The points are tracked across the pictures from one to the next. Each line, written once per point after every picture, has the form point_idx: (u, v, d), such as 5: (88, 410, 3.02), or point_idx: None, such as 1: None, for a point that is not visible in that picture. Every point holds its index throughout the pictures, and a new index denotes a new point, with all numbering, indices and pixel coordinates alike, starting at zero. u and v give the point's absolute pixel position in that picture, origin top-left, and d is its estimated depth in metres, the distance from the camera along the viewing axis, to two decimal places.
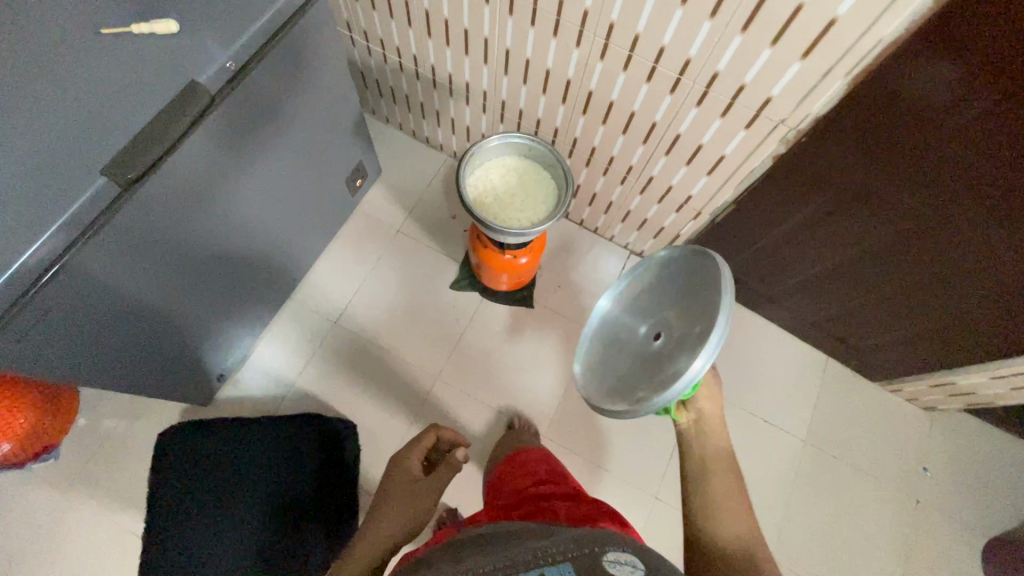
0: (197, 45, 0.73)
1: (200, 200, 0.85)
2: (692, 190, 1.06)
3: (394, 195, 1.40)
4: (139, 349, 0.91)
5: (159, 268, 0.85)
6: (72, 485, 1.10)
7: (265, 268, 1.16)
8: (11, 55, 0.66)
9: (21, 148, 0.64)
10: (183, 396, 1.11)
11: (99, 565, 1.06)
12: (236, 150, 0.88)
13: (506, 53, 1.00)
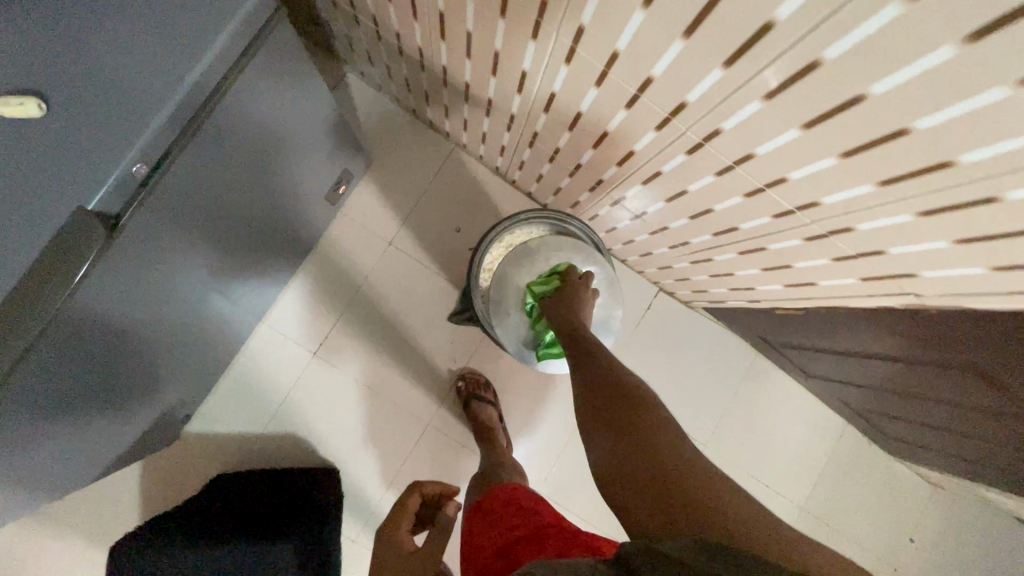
0: (81, 141, 0.47)
1: (126, 307, 0.64)
2: (757, 285, 0.86)
3: (387, 197, 1.15)
4: (72, 447, 0.76)
5: (74, 392, 0.66)
6: (30, 537, 1.00)
7: (227, 307, 0.96)
8: None
9: None
10: (144, 448, 0.99)
11: None
12: (169, 236, 0.64)
13: (550, 95, 0.70)
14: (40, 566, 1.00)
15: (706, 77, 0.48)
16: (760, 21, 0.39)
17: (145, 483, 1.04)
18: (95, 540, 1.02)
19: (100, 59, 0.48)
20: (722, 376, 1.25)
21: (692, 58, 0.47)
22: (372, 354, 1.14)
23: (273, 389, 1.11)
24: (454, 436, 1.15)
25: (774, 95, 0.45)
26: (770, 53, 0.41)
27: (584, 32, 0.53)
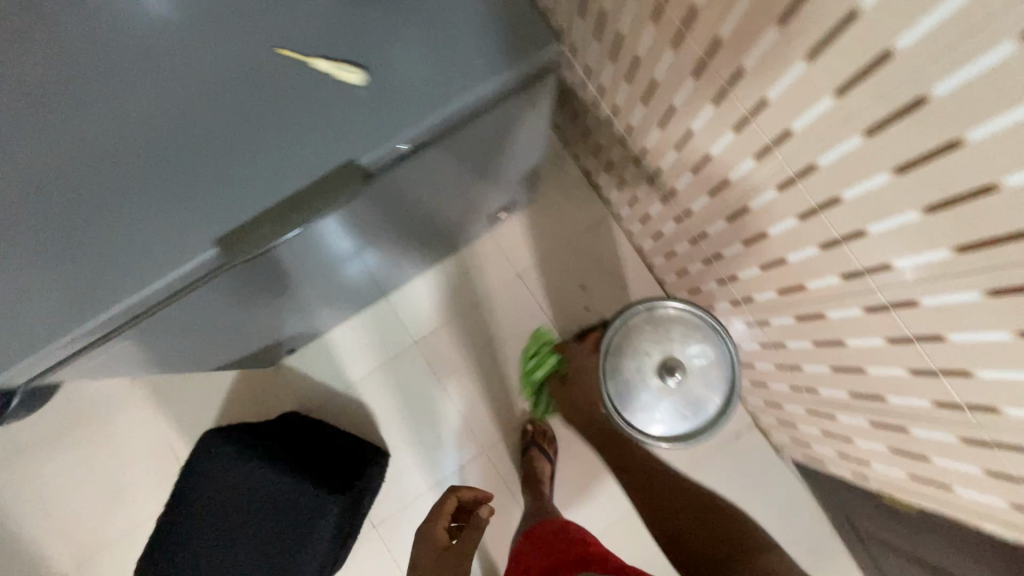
0: (379, 117, 0.60)
1: (329, 244, 0.73)
2: (876, 463, 0.81)
3: (535, 235, 1.23)
4: (220, 337, 0.88)
5: (252, 296, 0.78)
6: (139, 390, 1.15)
7: (373, 274, 1.07)
8: (193, 76, 0.60)
9: (178, 193, 0.58)
10: (258, 360, 1.10)
11: (135, 456, 1.15)
12: (391, 203, 0.73)
13: (741, 208, 0.75)
14: (134, 419, 1.15)
15: (929, 251, 0.50)
16: (1017, 225, 0.41)
17: (236, 390, 1.16)
18: (182, 418, 1.15)
19: (421, 61, 0.61)
20: (789, 541, 1.15)
21: (921, 230, 0.50)
22: (464, 365, 1.19)
23: (369, 359, 1.19)
24: (501, 475, 1.15)
25: (998, 294, 0.46)
26: (1009, 256, 0.43)
27: (815, 171, 0.58)
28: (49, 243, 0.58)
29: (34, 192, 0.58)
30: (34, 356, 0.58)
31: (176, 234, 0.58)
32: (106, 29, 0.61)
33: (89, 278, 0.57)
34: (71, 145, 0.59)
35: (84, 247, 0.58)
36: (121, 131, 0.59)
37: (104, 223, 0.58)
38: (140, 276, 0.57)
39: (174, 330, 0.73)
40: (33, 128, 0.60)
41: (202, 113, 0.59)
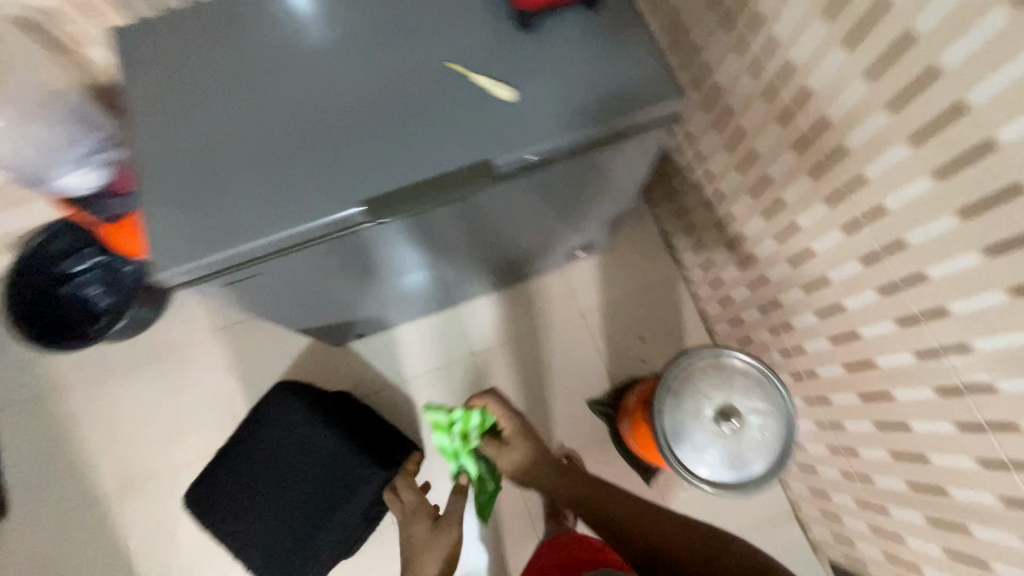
0: (517, 129, 0.70)
1: (436, 234, 0.83)
2: (927, 566, 0.78)
3: (603, 281, 1.29)
4: (315, 303, 0.98)
5: (360, 268, 0.87)
6: (218, 343, 1.26)
7: (454, 283, 1.16)
8: (373, 72, 0.73)
9: (340, 157, 0.70)
10: (333, 338, 1.19)
11: (198, 402, 1.24)
12: (497, 210, 0.83)
13: (820, 279, 0.79)
14: (207, 368, 1.25)
15: (1013, 335, 0.53)
16: None
17: (300, 362, 1.24)
18: (248, 377, 1.24)
19: (561, 91, 0.71)
20: None
21: (1007, 312, 0.53)
22: (512, 388, 1.24)
23: (427, 361, 1.26)
24: (526, 503, 1.16)
25: None
26: None
27: (904, 248, 0.62)
28: (228, 177, 0.70)
29: (227, 135, 0.71)
30: (185, 264, 0.67)
31: (330, 189, 0.68)
32: (308, 25, 0.76)
33: (254, 209, 0.68)
34: (263, 106, 0.72)
35: (254, 186, 0.69)
36: (304, 102, 0.72)
37: (276, 168, 0.69)
38: (294, 216, 0.68)
39: (291, 281, 0.82)
40: (234, 87, 0.73)
41: (373, 100, 0.72)
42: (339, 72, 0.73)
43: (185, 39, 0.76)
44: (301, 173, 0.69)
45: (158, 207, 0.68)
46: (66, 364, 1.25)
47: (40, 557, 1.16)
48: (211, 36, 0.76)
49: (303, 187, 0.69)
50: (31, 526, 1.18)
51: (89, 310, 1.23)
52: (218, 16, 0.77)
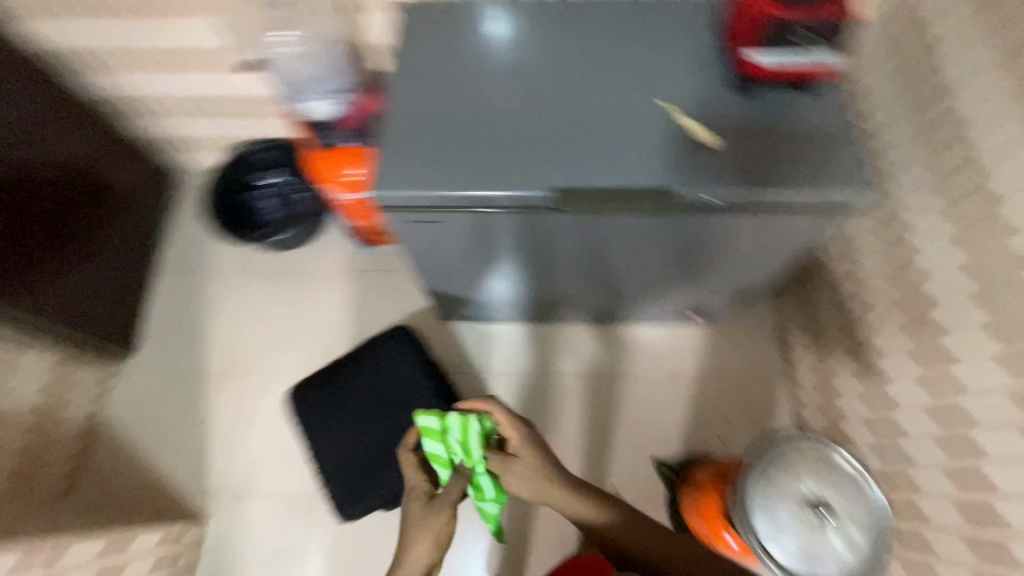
0: (709, 172, 0.78)
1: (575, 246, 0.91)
2: None
3: (705, 351, 1.29)
4: (455, 275, 1.08)
5: (512, 255, 0.97)
6: (342, 283, 1.40)
7: (569, 304, 1.22)
8: (594, 92, 0.85)
9: (548, 150, 0.81)
10: (446, 314, 1.29)
11: (307, 327, 1.37)
12: (637, 242, 0.90)
13: (958, 412, 0.77)
14: (325, 301, 1.39)
15: None
16: None
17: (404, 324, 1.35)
18: (358, 321, 1.37)
19: (758, 154, 0.78)
20: None
21: None
22: (584, 418, 1.26)
23: (514, 365, 1.31)
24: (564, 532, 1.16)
25: None
26: None
27: None
28: (451, 140, 0.83)
29: (456, 109, 0.85)
30: (398, 192, 0.79)
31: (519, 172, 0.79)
32: (542, 43, 0.90)
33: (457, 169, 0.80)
34: (488, 94, 0.86)
35: (470, 152, 0.82)
36: (522, 100, 0.86)
37: (493, 144, 0.82)
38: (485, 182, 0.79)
39: (456, 243, 0.93)
40: (476, 75, 0.88)
41: (587, 114, 0.83)
42: (564, 85, 0.86)
43: (444, 28, 0.92)
44: (513, 152, 0.81)
45: (393, 146, 0.83)
46: (219, 256, 1.44)
47: (140, 405, 1.31)
48: (461, 31, 0.92)
49: (511, 164, 0.80)
50: (141, 381, 1.33)
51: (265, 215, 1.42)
52: (476, 19, 0.93)
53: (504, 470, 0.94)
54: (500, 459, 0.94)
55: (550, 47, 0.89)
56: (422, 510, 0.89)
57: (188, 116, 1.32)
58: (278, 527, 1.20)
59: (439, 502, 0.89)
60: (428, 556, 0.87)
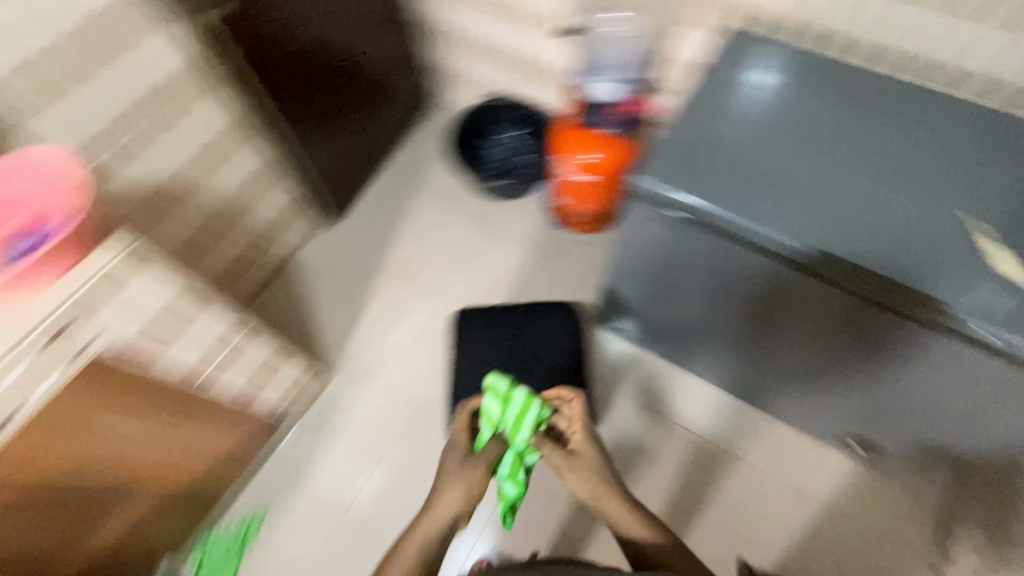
0: (998, 307, 0.74)
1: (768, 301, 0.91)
2: None
3: (847, 486, 1.18)
4: (645, 290, 1.10)
5: (718, 293, 0.97)
6: (521, 247, 1.49)
7: (727, 368, 1.18)
8: (889, 178, 0.84)
9: (824, 211, 0.81)
10: (603, 321, 1.31)
11: (476, 269, 1.47)
12: (835, 325, 0.88)
13: None
14: (500, 255, 1.48)
15: None
16: None
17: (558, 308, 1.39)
18: (520, 285, 1.44)
19: None
20: None
21: None
22: (689, 480, 1.20)
23: (643, 394, 1.29)
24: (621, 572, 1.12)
25: None
26: None
27: None
28: (730, 165, 0.86)
29: (732, 132, 0.89)
30: (670, 188, 0.84)
31: (767, 210, 0.82)
32: (832, 109, 0.91)
33: (711, 183, 0.84)
34: (765, 130, 0.89)
35: (746, 184, 0.84)
36: (802, 151, 0.87)
37: (772, 184, 0.84)
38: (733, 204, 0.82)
39: (676, 260, 0.96)
40: (768, 118, 0.90)
41: (873, 195, 0.82)
42: (853, 158, 0.86)
43: (744, 57, 0.96)
44: (790, 199, 0.83)
45: (675, 149, 0.88)
46: (432, 178, 1.61)
47: (322, 267, 1.51)
48: (755, 64, 0.95)
49: (783, 208, 0.82)
50: (331, 249, 1.53)
51: (486, 159, 1.52)
52: (781, 67, 0.95)
53: (564, 463, 0.93)
54: (561, 454, 0.94)
55: (848, 115, 0.90)
56: (459, 458, 0.94)
57: (480, 55, 1.49)
58: (384, 416, 1.32)
59: (477, 453, 0.94)
60: (455, 503, 0.89)
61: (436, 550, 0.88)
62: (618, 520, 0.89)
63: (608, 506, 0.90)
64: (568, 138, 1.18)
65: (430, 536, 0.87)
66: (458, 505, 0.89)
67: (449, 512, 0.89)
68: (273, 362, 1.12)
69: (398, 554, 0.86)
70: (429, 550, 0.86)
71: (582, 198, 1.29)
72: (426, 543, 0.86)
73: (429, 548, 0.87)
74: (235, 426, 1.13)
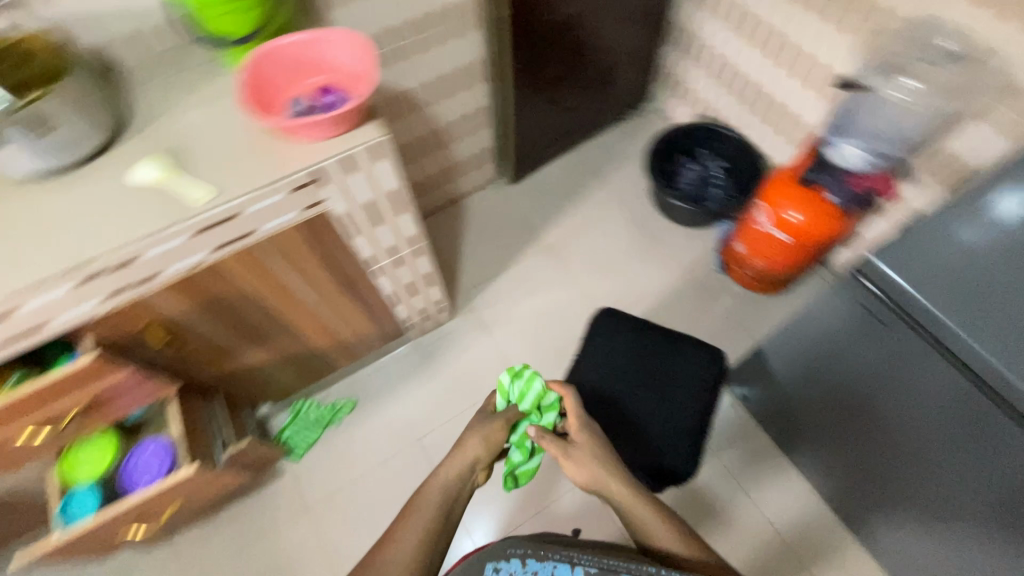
0: None
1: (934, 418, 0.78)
2: None
3: None
4: (815, 357, 0.99)
5: (904, 398, 0.82)
6: (673, 279, 1.49)
7: (871, 476, 1.02)
8: None
9: None
10: (746, 372, 1.24)
11: (622, 279, 1.49)
12: (995, 479, 0.74)
13: None
14: (650, 277, 1.49)
15: None
16: None
17: None
18: (658, 312, 1.44)
19: None
20: None
21: None
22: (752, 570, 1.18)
23: (739, 468, 1.26)
24: None
25: None
26: None
27: None
28: (989, 261, 0.68)
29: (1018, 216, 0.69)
30: (886, 266, 0.71)
31: (1001, 326, 0.65)
32: None
33: (947, 270, 0.69)
34: None
35: (1001, 294, 0.66)
36: None
37: None
38: (959, 303, 0.67)
39: (868, 340, 0.83)
40: None
41: None
42: None
43: None
44: None
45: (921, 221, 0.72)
46: (614, 180, 1.64)
47: (485, 217, 1.60)
48: None
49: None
50: (500, 205, 1.62)
51: (676, 179, 1.51)
52: None
53: (562, 450, 0.86)
54: (558, 445, 0.87)
55: None
56: (478, 418, 0.94)
57: (711, 79, 1.49)
58: (489, 369, 1.38)
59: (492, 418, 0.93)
60: (473, 450, 0.87)
61: (458, 497, 0.82)
62: (625, 507, 0.79)
63: (612, 493, 0.80)
64: (789, 188, 1.14)
65: (450, 484, 0.83)
66: (478, 451, 0.87)
67: (467, 462, 0.86)
68: (428, 280, 1.21)
69: (421, 496, 0.81)
70: (449, 497, 0.81)
71: (769, 249, 1.25)
72: (444, 487, 0.82)
73: (449, 492, 0.81)
74: (375, 321, 1.22)
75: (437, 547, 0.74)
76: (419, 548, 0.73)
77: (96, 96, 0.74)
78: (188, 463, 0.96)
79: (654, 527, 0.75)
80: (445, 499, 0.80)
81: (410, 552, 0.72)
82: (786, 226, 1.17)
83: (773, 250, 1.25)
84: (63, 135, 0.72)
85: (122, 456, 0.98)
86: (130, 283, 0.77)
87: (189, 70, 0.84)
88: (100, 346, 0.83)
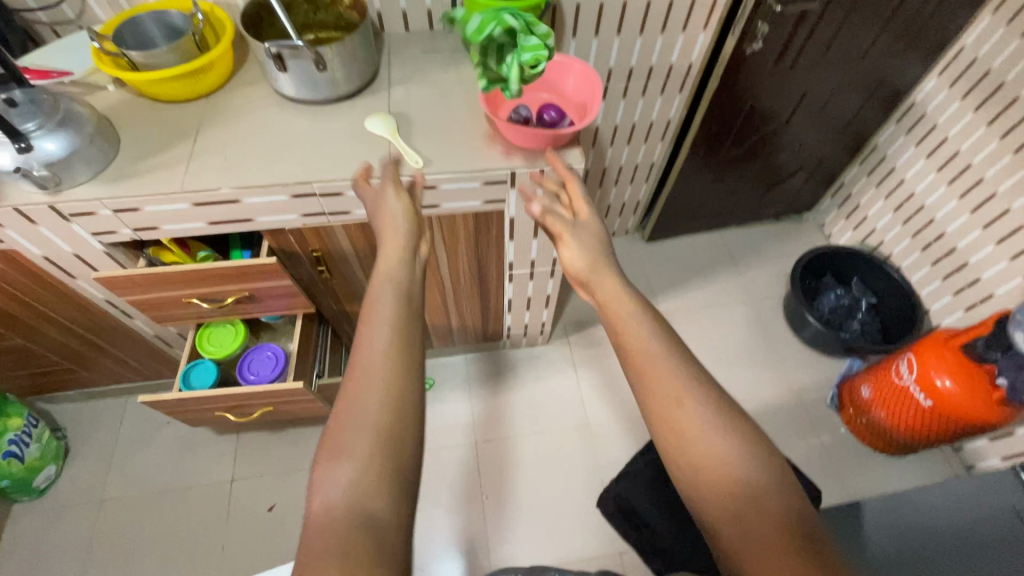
0: None
1: None
2: None
3: None
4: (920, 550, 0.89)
5: None
6: (779, 393, 1.40)
7: None
8: None
9: None
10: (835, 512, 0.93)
11: (725, 372, 1.44)
12: None
13: None
14: (754, 382, 1.42)
15: None
16: None
17: None
18: (751, 419, 1.37)
19: None
20: None
21: None
22: None
23: None
24: None
25: None
26: None
27: None
28: None
29: None
30: None
31: None
32: None
33: None
34: None
35: None
36: None
37: None
38: None
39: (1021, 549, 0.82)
40: None
41: None
42: None
43: None
44: None
45: None
46: (749, 274, 1.60)
47: None
48: None
49: None
50: (629, 256, 1.64)
51: (819, 301, 1.46)
52: None
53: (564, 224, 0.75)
54: (562, 219, 0.75)
55: None
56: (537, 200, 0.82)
57: (891, 213, 1.42)
58: (563, 406, 1.38)
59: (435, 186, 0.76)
60: (407, 223, 0.71)
61: (415, 288, 0.65)
62: (604, 304, 0.68)
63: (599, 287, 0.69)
64: (952, 354, 1.06)
65: (397, 273, 0.65)
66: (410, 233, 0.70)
67: (403, 237, 0.70)
68: (546, 301, 1.24)
69: (375, 288, 0.63)
70: (406, 293, 0.63)
71: (902, 403, 1.15)
72: (393, 278, 0.64)
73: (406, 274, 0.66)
74: (486, 316, 1.27)
75: (413, 351, 0.57)
76: (398, 355, 0.56)
77: (366, 53, 0.86)
78: (294, 379, 1.05)
79: (634, 332, 0.63)
80: (405, 290, 0.63)
81: (382, 359, 0.55)
82: (934, 389, 1.08)
83: (907, 405, 1.15)
84: (330, 76, 0.83)
85: (244, 348, 1.08)
86: (322, 212, 0.86)
87: (438, 55, 0.95)
88: (273, 255, 0.93)
